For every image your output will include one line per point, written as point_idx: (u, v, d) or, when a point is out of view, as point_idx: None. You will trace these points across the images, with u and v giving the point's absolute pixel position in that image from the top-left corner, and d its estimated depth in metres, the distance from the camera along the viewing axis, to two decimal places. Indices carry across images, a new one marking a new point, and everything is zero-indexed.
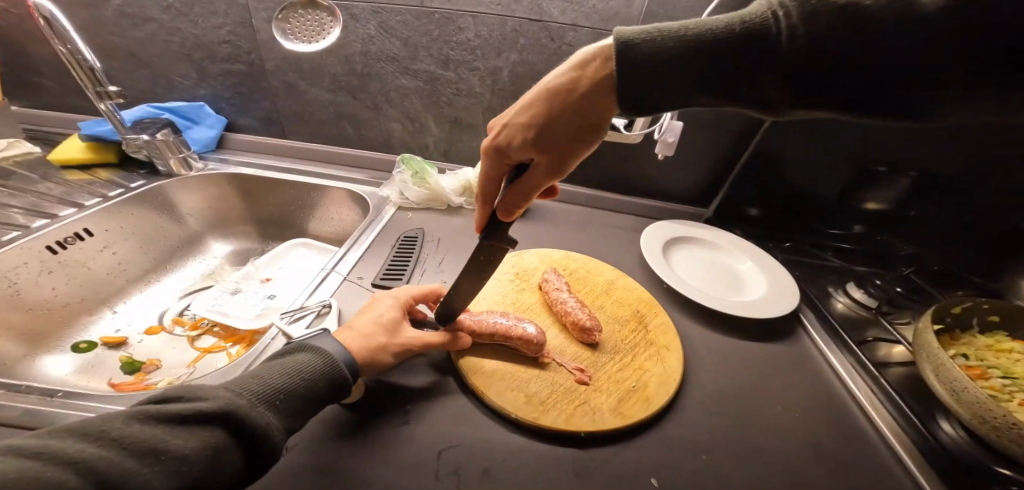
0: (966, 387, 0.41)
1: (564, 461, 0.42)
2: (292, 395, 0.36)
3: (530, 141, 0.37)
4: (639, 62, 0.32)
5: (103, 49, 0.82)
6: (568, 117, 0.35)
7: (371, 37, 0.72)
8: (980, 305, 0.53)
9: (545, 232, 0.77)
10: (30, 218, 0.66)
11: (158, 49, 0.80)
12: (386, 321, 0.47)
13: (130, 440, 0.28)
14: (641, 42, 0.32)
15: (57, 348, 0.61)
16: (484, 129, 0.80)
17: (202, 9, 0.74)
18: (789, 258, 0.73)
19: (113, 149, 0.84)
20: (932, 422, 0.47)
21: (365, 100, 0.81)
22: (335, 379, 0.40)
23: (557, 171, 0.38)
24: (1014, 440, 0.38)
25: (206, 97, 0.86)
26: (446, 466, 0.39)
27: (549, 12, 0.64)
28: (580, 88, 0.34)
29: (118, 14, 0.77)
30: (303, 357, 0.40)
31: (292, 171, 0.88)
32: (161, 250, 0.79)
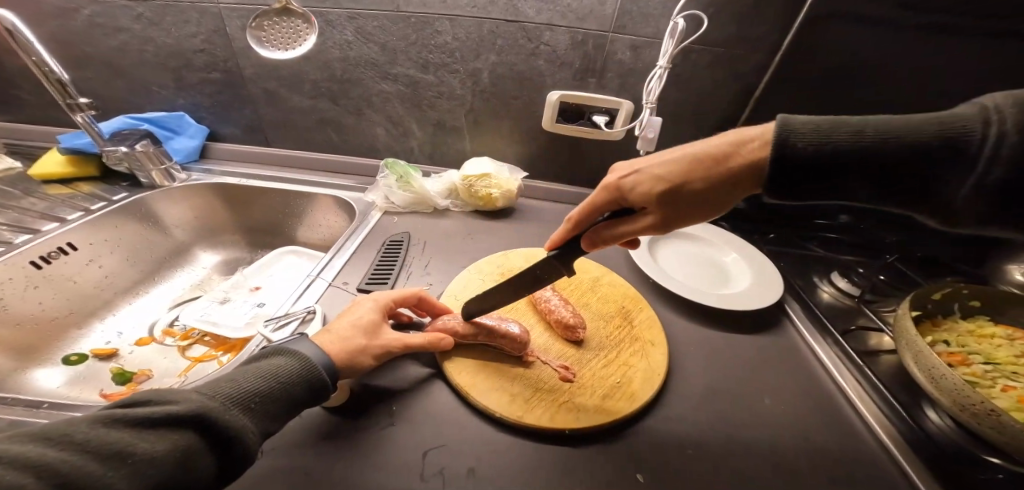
0: (944, 373, 0.42)
1: (550, 458, 0.42)
2: (267, 398, 0.37)
3: (657, 192, 0.39)
4: (796, 151, 0.35)
5: (79, 60, 0.81)
6: (706, 184, 0.38)
7: (349, 43, 0.72)
8: (961, 291, 0.54)
9: (532, 231, 0.78)
10: (12, 234, 0.65)
11: (133, 58, 0.79)
12: (365, 322, 0.47)
13: (95, 443, 0.27)
14: (804, 135, 0.35)
15: (49, 360, 0.60)
16: (468, 131, 0.80)
17: (174, 17, 0.73)
18: (773, 249, 0.74)
19: (93, 162, 0.82)
20: (918, 412, 0.48)
21: (347, 105, 0.80)
22: (312, 382, 0.39)
23: (661, 227, 0.41)
24: (994, 428, 0.39)
25: (186, 107, 0.85)
26: (432, 467, 0.40)
27: (525, 13, 0.64)
28: (734, 161, 0.37)
29: (89, 23, 0.76)
30: (279, 361, 0.40)
31: (276, 179, 0.87)
32: (149, 261, 0.78)
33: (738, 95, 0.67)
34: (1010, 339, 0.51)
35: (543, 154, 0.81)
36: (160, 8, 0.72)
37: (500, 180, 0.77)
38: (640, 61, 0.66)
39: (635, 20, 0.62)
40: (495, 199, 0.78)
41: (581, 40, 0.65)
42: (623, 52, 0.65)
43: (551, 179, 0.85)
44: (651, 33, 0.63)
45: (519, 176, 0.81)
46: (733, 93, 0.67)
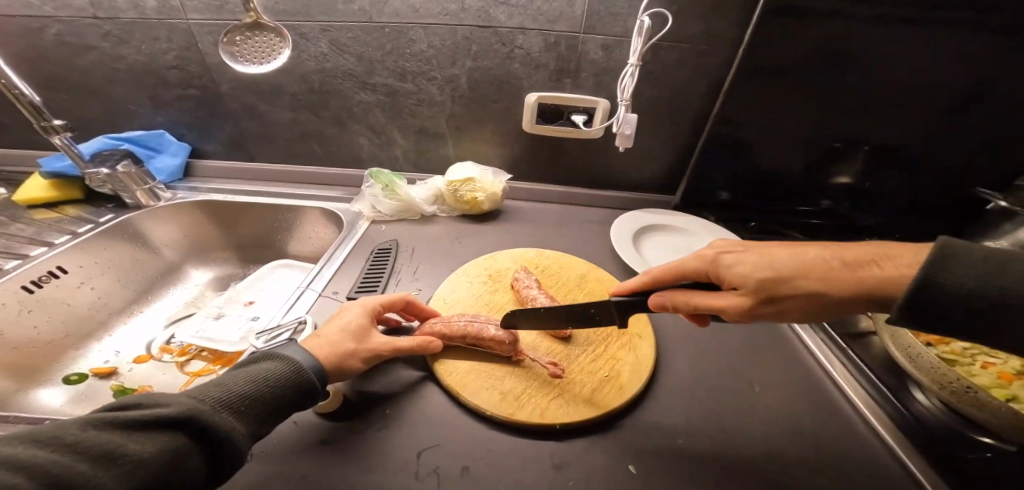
0: (921, 353, 0.43)
1: (543, 453, 0.43)
2: (257, 401, 0.37)
3: (760, 279, 0.37)
4: (948, 280, 0.32)
5: (51, 81, 0.80)
6: (818, 286, 0.36)
7: (325, 55, 0.72)
8: None
9: (520, 233, 0.78)
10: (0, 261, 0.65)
11: (107, 77, 0.78)
12: (353, 328, 0.47)
13: (86, 444, 0.28)
14: (965, 266, 0.32)
15: (50, 381, 0.60)
16: (450, 137, 0.81)
17: (145, 34, 0.72)
18: (756, 237, 0.75)
19: (77, 184, 0.82)
20: (906, 395, 0.49)
21: (328, 117, 0.80)
22: (302, 385, 0.40)
23: (748, 314, 0.39)
24: (972, 403, 0.40)
25: (165, 124, 0.85)
26: (426, 467, 0.41)
27: (496, 18, 0.64)
28: (865, 271, 0.35)
29: (58, 43, 0.75)
30: (268, 365, 0.40)
31: (262, 194, 0.87)
32: (142, 280, 0.78)
33: (710, 90, 0.69)
34: None
35: (525, 155, 0.82)
36: (128, 25, 0.71)
37: (485, 184, 0.77)
38: (612, 59, 0.67)
39: (603, 20, 0.63)
40: (481, 202, 0.79)
41: (554, 42, 0.66)
42: (596, 51, 0.66)
43: (536, 180, 0.86)
44: (620, 32, 0.64)
45: (504, 178, 0.82)
46: (704, 86, 0.69)
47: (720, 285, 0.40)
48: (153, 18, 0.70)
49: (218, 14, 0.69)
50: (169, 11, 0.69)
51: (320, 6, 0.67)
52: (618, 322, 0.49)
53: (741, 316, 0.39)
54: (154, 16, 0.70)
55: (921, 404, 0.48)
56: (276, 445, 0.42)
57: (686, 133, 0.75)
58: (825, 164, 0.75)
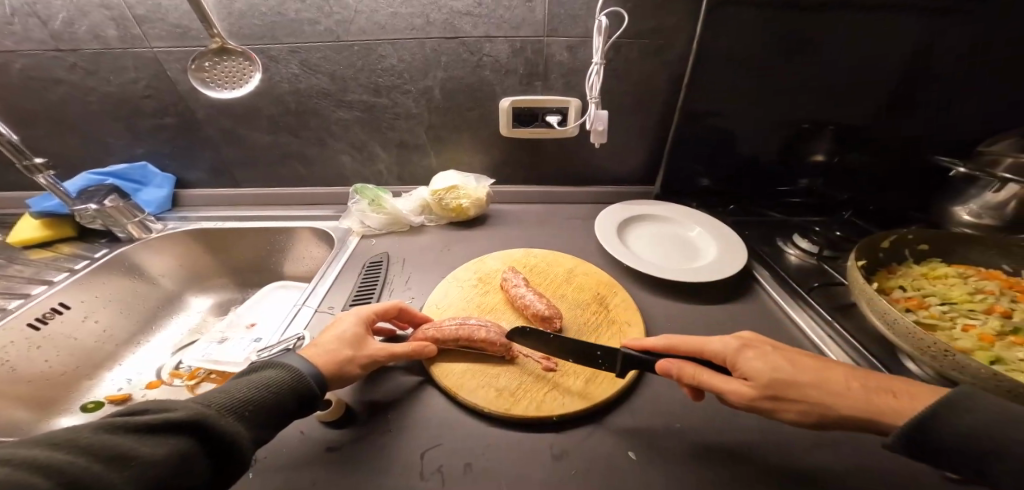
0: (896, 318, 0.41)
1: (541, 444, 0.45)
2: (261, 406, 0.39)
3: (776, 376, 0.39)
4: (950, 413, 0.33)
5: (22, 118, 0.79)
6: (827, 397, 0.37)
7: (296, 76, 0.72)
8: (906, 237, 0.54)
9: (508, 235, 0.80)
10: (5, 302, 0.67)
11: (78, 111, 0.78)
12: (349, 336, 0.48)
13: (98, 447, 0.30)
14: (981, 410, 0.32)
15: (68, 410, 0.62)
16: (430, 147, 0.81)
17: (111, 65, 0.72)
18: (738, 219, 0.77)
19: (69, 223, 0.82)
20: (900, 367, 0.47)
21: (308, 137, 0.81)
22: (301, 392, 0.42)
23: (750, 402, 0.39)
24: (955, 368, 0.38)
25: (146, 156, 0.85)
26: (430, 467, 0.43)
27: (463, 29, 0.66)
28: (874, 398, 0.37)
29: (25, 79, 0.74)
30: (269, 372, 0.42)
31: (252, 219, 0.88)
32: (144, 309, 0.79)
33: (673, 82, 0.71)
34: (962, 277, 0.51)
35: (506, 157, 0.83)
36: (92, 56, 0.71)
37: (469, 190, 0.79)
38: (578, 59, 0.69)
39: (564, 23, 0.65)
40: (467, 209, 0.79)
41: (520, 48, 0.68)
42: (562, 53, 0.68)
43: (519, 182, 0.87)
44: (581, 33, 0.66)
45: (487, 183, 0.83)
46: (667, 78, 0.71)
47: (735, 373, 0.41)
48: (116, 48, 0.70)
49: (182, 41, 0.69)
50: (132, 40, 0.69)
51: (285, 29, 0.67)
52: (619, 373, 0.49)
53: (740, 405, 0.40)
54: (117, 45, 0.69)
55: (914, 374, 0.46)
56: (282, 459, 0.43)
57: (658, 124, 0.77)
58: (795, 141, 0.77)
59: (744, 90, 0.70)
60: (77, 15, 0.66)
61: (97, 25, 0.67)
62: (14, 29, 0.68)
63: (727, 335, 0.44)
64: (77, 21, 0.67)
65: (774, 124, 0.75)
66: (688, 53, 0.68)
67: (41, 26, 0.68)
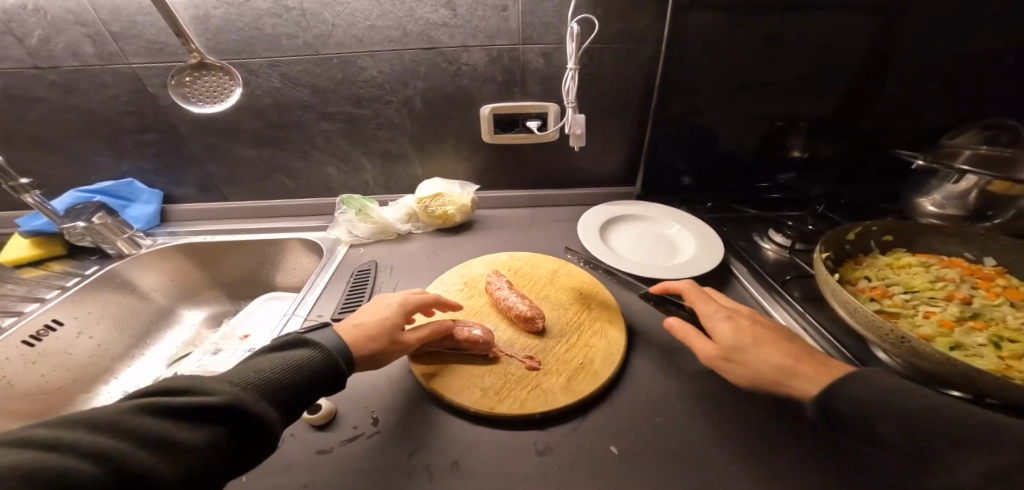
0: (857, 307, 0.42)
1: (525, 442, 0.46)
2: (292, 387, 0.40)
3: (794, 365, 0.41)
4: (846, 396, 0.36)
5: (4, 138, 0.80)
6: (766, 361, 0.41)
7: (278, 89, 0.73)
8: (870, 229, 0.56)
9: (494, 240, 0.81)
10: None
11: (61, 129, 0.78)
12: (389, 324, 0.50)
13: (138, 434, 0.31)
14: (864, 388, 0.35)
15: None
16: (414, 156, 0.83)
17: (90, 82, 0.73)
18: (718, 216, 0.79)
19: (58, 241, 0.82)
20: (869, 356, 0.49)
21: (293, 149, 0.82)
22: (331, 371, 0.44)
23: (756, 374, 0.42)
24: (913, 354, 0.39)
25: (132, 172, 0.86)
26: (419, 466, 0.44)
27: (439, 39, 0.68)
28: (799, 368, 0.40)
29: (5, 98, 0.74)
30: (300, 351, 0.44)
31: (240, 232, 0.89)
32: (138, 325, 0.80)
33: (646, 84, 0.73)
34: (924, 266, 0.53)
35: (490, 163, 0.84)
36: (70, 73, 0.71)
37: (454, 197, 0.80)
38: (553, 65, 0.71)
39: (537, 31, 0.67)
40: (452, 215, 0.81)
41: (496, 56, 0.69)
42: (537, 60, 0.70)
43: (503, 188, 0.89)
44: (555, 40, 0.68)
45: (472, 189, 0.84)
46: (639, 81, 0.73)
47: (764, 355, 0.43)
48: (94, 65, 0.70)
49: (159, 56, 0.70)
50: (109, 56, 0.70)
51: (264, 43, 0.68)
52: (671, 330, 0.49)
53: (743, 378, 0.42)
54: (95, 62, 0.70)
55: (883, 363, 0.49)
56: (271, 464, 0.44)
57: (635, 125, 0.79)
58: (769, 139, 0.79)
59: (717, 90, 0.73)
60: (53, 32, 0.67)
61: (73, 43, 0.68)
62: None
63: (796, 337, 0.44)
64: (53, 39, 0.68)
65: (747, 122, 0.77)
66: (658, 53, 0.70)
67: (17, 44, 0.68)
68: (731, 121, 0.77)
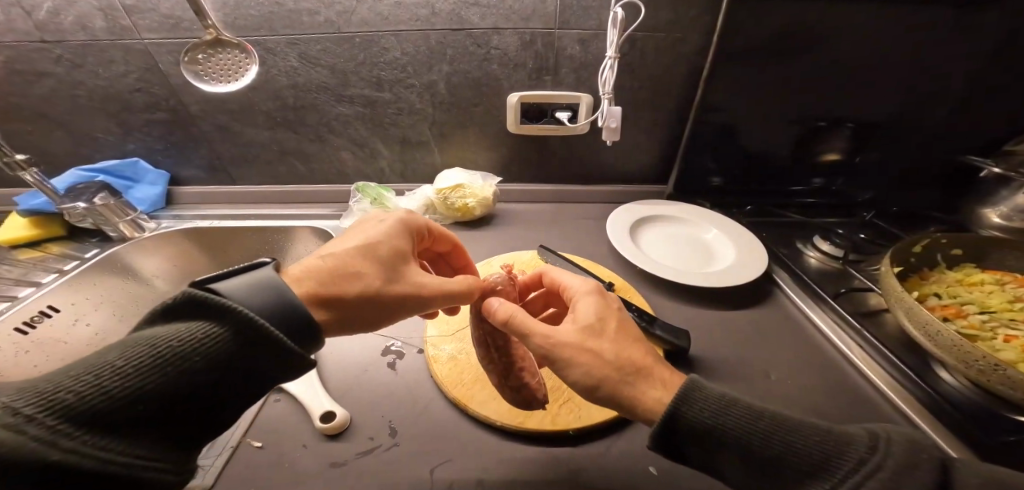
0: (939, 329, 0.39)
1: (556, 459, 0.42)
2: (144, 390, 0.28)
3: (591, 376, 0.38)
4: (686, 424, 0.33)
5: (6, 113, 0.76)
6: (608, 384, 0.38)
7: (295, 70, 0.69)
8: (939, 241, 0.52)
9: (516, 235, 0.77)
10: None
11: (65, 106, 0.74)
12: (383, 253, 0.44)
13: None
14: (702, 408, 0.33)
15: None
16: (434, 143, 0.79)
17: (99, 57, 0.68)
18: (754, 220, 0.75)
19: (57, 221, 0.78)
20: (930, 374, 0.45)
21: (307, 133, 0.78)
22: (251, 357, 0.31)
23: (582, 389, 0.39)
24: (1006, 383, 0.36)
25: (138, 152, 0.82)
26: (442, 482, 0.40)
27: (470, 20, 0.63)
28: (642, 381, 0.38)
29: (9, 71, 0.70)
30: (201, 324, 0.31)
31: (249, 218, 0.85)
32: (137, 313, 0.76)
33: (688, 77, 0.69)
34: (998, 284, 0.50)
35: (514, 155, 0.80)
36: (79, 48, 0.67)
37: (475, 189, 0.76)
38: (590, 54, 0.67)
39: (576, 15, 0.63)
40: (472, 208, 0.77)
41: (530, 41, 0.65)
42: (573, 46, 0.66)
43: (526, 181, 0.85)
44: (595, 26, 0.64)
45: (494, 181, 0.79)
46: (681, 75, 0.68)
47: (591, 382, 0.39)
48: (105, 39, 0.66)
49: (175, 32, 0.66)
50: (121, 31, 0.66)
51: (283, 19, 0.63)
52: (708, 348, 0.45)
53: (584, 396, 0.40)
54: (105, 37, 0.66)
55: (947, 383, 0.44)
56: (282, 477, 0.40)
57: (670, 120, 0.74)
58: (812, 139, 0.75)
59: (762, 84, 0.68)
60: (64, 5, 0.63)
61: (84, 16, 0.64)
62: None
63: (655, 384, 0.37)
64: (63, 12, 0.64)
65: (790, 122, 0.72)
66: (706, 46, 0.65)
67: (24, 16, 0.64)
68: (775, 119, 0.72)
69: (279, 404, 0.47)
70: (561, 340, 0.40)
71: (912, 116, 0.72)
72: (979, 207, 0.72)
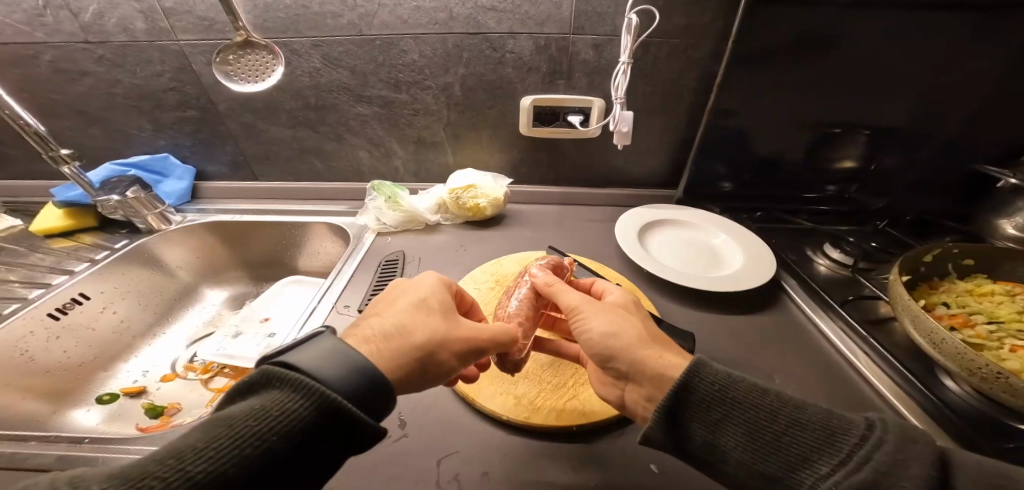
0: (944, 338, 0.39)
1: (559, 455, 0.43)
2: (238, 472, 0.27)
3: (612, 336, 0.43)
4: (693, 398, 0.36)
5: (48, 108, 0.80)
6: (627, 344, 0.42)
7: (318, 70, 0.71)
8: (951, 251, 0.52)
9: (525, 236, 0.78)
10: (28, 289, 0.68)
11: (104, 103, 0.79)
12: (439, 305, 0.43)
13: None
14: (708, 383, 0.35)
15: (82, 401, 0.63)
16: (447, 144, 0.81)
17: (138, 57, 0.72)
18: (763, 227, 0.75)
19: (90, 212, 0.83)
20: (935, 382, 0.45)
21: (326, 131, 0.80)
22: (331, 433, 0.31)
23: (603, 344, 0.44)
24: (1008, 391, 0.36)
25: (168, 148, 0.86)
26: (447, 474, 0.41)
27: (486, 24, 0.65)
28: (662, 348, 0.42)
29: (53, 69, 0.74)
30: (280, 398, 0.30)
31: (268, 212, 0.88)
32: (161, 302, 0.80)
33: (701, 82, 0.69)
34: (1010, 295, 0.49)
35: (525, 157, 0.82)
36: (119, 49, 0.71)
37: (486, 190, 0.78)
38: (604, 58, 0.68)
39: (591, 20, 0.64)
40: (483, 208, 0.78)
41: (544, 45, 0.67)
42: (586, 51, 0.67)
43: (536, 183, 0.86)
44: (609, 31, 0.65)
45: (504, 183, 0.81)
46: (694, 79, 0.69)
47: (611, 342, 0.43)
48: (144, 41, 0.70)
49: (207, 33, 0.69)
50: (159, 33, 0.69)
51: (308, 22, 0.66)
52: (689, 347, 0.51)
53: (602, 353, 0.44)
54: (144, 38, 0.70)
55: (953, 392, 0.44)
56: None
57: (682, 124, 0.75)
58: (827, 147, 0.75)
59: (777, 89, 0.68)
60: (108, 8, 0.67)
61: (126, 18, 0.68)
62: (45, 21, 0.69)
63: (676, 356, 0.41)
64: (107, 14, 0.68)
65: (804, 127, 0.72)
66: (720, 53, 0.66)
67: (72, 18, 0.68)
68: (788, 125, 0.72)
69: None
70: (596, 303, 0.47)
71: (930, 124, 0.71)
72: (996, 218, 0.71)
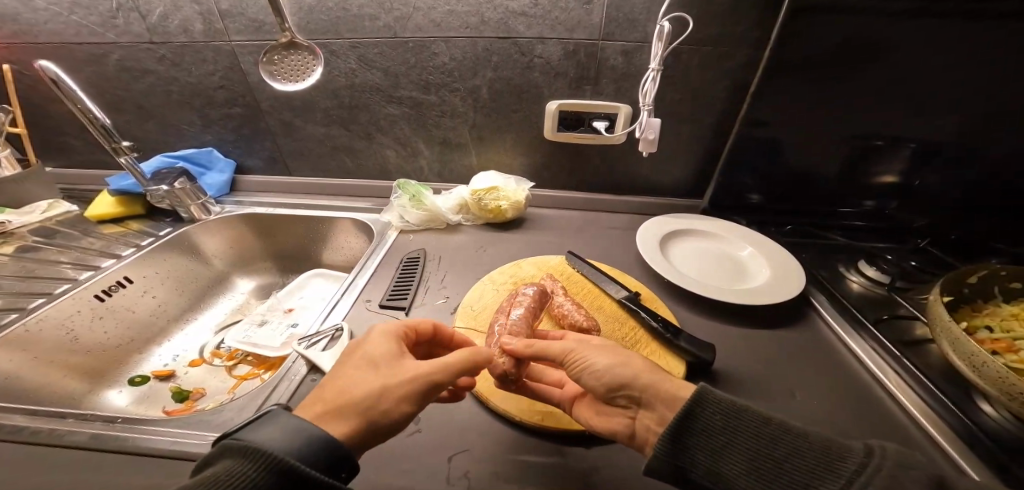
0: (985, 361, 0.37)
1: (569, 459, 0.43)
2: None
3: (618, 368, 0.43)
4: (698, 425, 0.36)
5: (110, 103, 0.87)
6: (640, 370, 0.42)
7: (354, 71, 0.75)
8: (996, 273, 0.49)
9: (545, 239, 0.78)
10: (76, 272, 0.73)
11: (160, 99, 0.85)
12: (381, 355, 0.41)
13: None
14: (713, 411, 0.36)
15: (116, 382, 0.67)
16: (472, 146, 0.82)
17: (193, 57, 0.78)
18: (792, 241, 0.72)
19: (139, 201, 0.89)
20: (971, 406, 0.42)
21: (358, 131, 0.84)
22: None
23: (612, 377, 0.42)
24: None
25: (213, 143, 0.91)
26: (456, 471, 0.41)
27: (516, 29, 0.67)
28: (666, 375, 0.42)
29: (119, 68, 0.81)
30: (230, 467, 0.30)
31: (299, 206, 0.91)
32: (194, 289, 0.84)
33: (732, 93, 0.68)
34: None
35: (549, 161, 0.82)
36: (178, 48, 0.77)
37: (508, 192, 0.78)
38: (633, 65, 0.68)
39: (621, 27, 0.64)
40: (505, 211, 0.79)
41: (574, 51, 0.67)
42: (616, 58, 0.68)
43: (559, 188, 0.86)
44: (639, 38, 0.65)
45: (526, 186, 0.82)
46: (725, 89, 0.68)
47: (617, 375, 0.42)
48: (200, 41, 0.75)
49: (257, 35, 0.74)
50: (214, 34, 0.74)
51: (347, 24, 0.69)
52: (709, 358, 0.49)
53: (610, 386, 0.42)
54: (200, 39, 0.75)
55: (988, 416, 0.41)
56: None
57: (711, 133, 0.73)
58: (863, 162, 0.72)
59: (812, 100, 0.66)
60: (172, 10, 0.72)
61: (186, 20, 0.73)
62: (116, 22, 0.75)
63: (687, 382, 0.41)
64: (171, 16, 0.73)
65: (840, 140, 0.70)
66: (754, 64, 0.65)
67: (140, 20, 0.74)
68: (822, 139, 0.70)
69: (310, 384, 0.50)
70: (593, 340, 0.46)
71: (976, 142, 0.68)
72: None
